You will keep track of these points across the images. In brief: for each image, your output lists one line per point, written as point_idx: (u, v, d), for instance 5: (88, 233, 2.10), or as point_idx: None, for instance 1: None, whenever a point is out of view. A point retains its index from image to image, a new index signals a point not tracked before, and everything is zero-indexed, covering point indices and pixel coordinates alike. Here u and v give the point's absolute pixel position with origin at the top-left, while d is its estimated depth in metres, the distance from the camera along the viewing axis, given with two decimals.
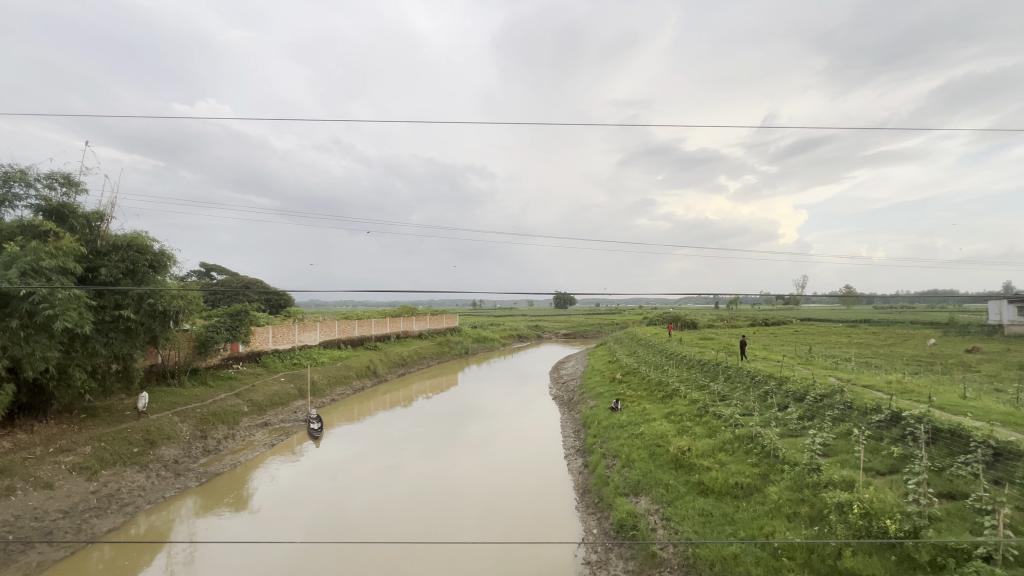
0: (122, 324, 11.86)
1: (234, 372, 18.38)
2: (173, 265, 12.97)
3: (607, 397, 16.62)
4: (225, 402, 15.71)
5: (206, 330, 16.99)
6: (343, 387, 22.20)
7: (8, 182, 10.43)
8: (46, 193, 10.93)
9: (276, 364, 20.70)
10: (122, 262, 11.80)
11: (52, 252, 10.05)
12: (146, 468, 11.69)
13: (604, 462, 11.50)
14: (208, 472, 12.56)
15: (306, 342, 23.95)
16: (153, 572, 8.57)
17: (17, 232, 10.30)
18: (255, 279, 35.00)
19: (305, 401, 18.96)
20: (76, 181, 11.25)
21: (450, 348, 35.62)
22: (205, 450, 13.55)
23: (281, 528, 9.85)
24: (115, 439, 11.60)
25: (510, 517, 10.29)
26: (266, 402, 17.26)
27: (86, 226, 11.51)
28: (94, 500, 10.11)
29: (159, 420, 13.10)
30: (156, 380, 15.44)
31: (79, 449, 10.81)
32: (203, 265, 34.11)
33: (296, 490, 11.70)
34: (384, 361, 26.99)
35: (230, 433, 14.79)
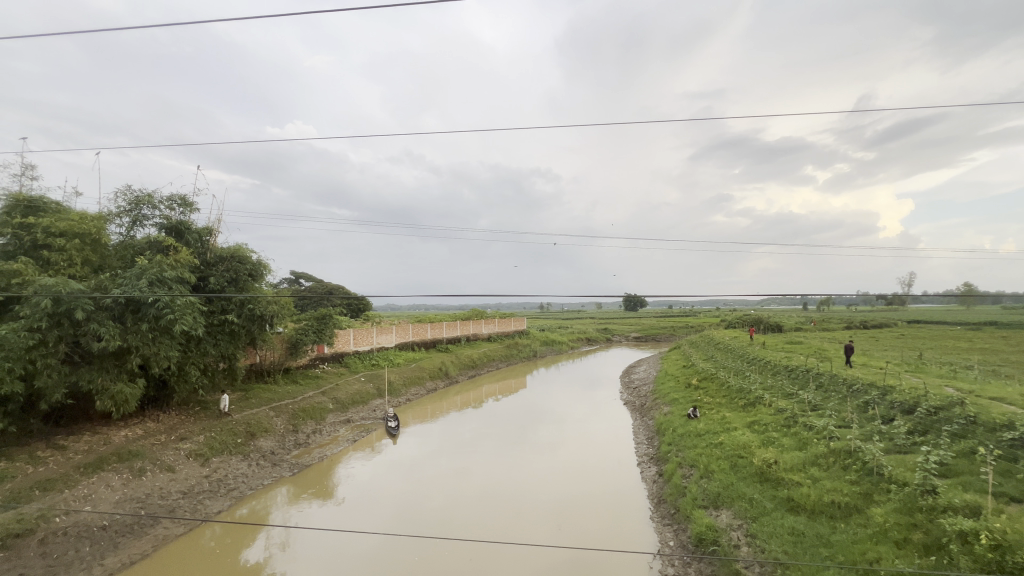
0: (227, 328, 13.28)
1: (320, 372, 19.85)
2: (268, 273, 14.31)
3: (682, 404, 15.85)
4: (313, 399, 17.01)
5: (297, 332, 18.54)
6: (417, 387, 23.17)
7: (139, 205, 12.08)
8: (167, 214, 12.53)
9: (357, 365, 22.08)
10: (226, 271, 13.20)
11: (173, 264, 11.49)
12: (248, 457, 12.96)
13: (680, 472, 10.97)
14: (299, 463, 13.66)
15: (383, 344, 25.33)
16: (254, 551, 9.46)
17: (145, 247, 11.89)
18: (337, 284, 37.58)
19: (383, 400, 20.02)
20: (190, 202, 12.79)
21: (519, 350, 35.91)
22: (297, 443, 14.75)
23: (364, 519, 10.48)
24: (222, 430, 12.99)
25: (582, 521, 10.19)
26: (348, 400, 18.45)
27: (198, 241, 13.03)
28: (207, 484, 11.39)
29: (258, 414, 14.48)
30: (256, 378, 17.10)
31: (194, 438, 12.21)
32: (292, 272, 37.16)
33: (375, 484, 12.41)
34: (455, 363, 27.82)
35: (318, 428, 15.97)
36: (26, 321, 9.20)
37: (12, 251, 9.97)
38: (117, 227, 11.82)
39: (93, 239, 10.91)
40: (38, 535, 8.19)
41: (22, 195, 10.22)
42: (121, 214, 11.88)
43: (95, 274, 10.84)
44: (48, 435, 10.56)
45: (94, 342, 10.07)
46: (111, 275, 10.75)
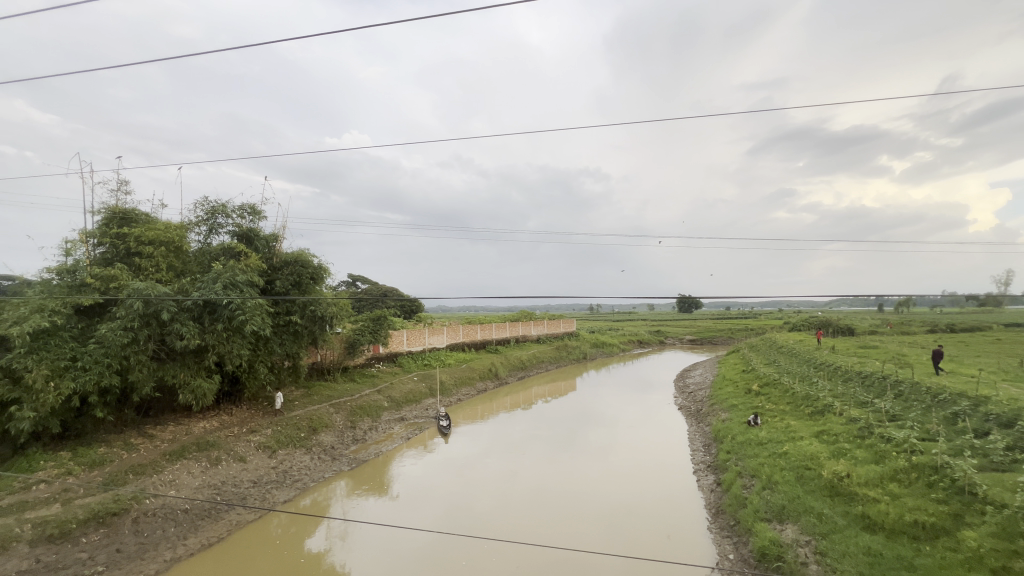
0: (292, 328, 14.11)
1: (375, 371, 20.64)
2: (328, 276, 15.06)
3: (742, 410, 15.09)
4: (369, 397, 17.70)
5: (354, 332, 19.40)
6: (467, 388, 23.55)
7: (214, 214, 13.10)
8: (239, 222, 13.51)
9: (410, 364, 22.76)
10: (291, 275, 14.01)
11: (244, 269, 12.38)
12: (311, 451, 13.68)
13: (740, 482, 10.43)
14: (356, 458, 14.25)
15: (435, 345, 25.96)
16: (316, 540, 9.98)
17: (220, 253, 12.88)
18: (390, 286, 38.95)
19: (435, 399, 20.49)
20: (259, 210, 13.70)
21: (568, 352, 35.60)
22: (355, 439, 15.39)
23: (417, 514, 10.81)
24: (288, 425, 13.82)
25: (634, 529, 9.97)
26: (402, 399, 19.05)
27: (266, 246, 13.95)
28: (275, 474, 12.15)
29: (319, 410, 15.26)
30: (317, 375, 18.04)
31: (263, 431, 13.06)
32: (349, 274, 38.95)
33: (428, 481, 12.74)
34: (504, 364, 28.04)
35: (374, 425, 16.60)
36: (121, 321, 10.24)
37: (110, 258, 11.12)
38: (196, 235, 12.88)
39: (176, 246, 11.96)
40: (131, 515, 9.07)
41: (117, 208, 11.38)
42: (199, 223, 12.94)
43: (177, 278, 11.88)
44: (139, 425, 11.66)
45: (177, 341, 11.03)
46: (191, 279, 11.74)
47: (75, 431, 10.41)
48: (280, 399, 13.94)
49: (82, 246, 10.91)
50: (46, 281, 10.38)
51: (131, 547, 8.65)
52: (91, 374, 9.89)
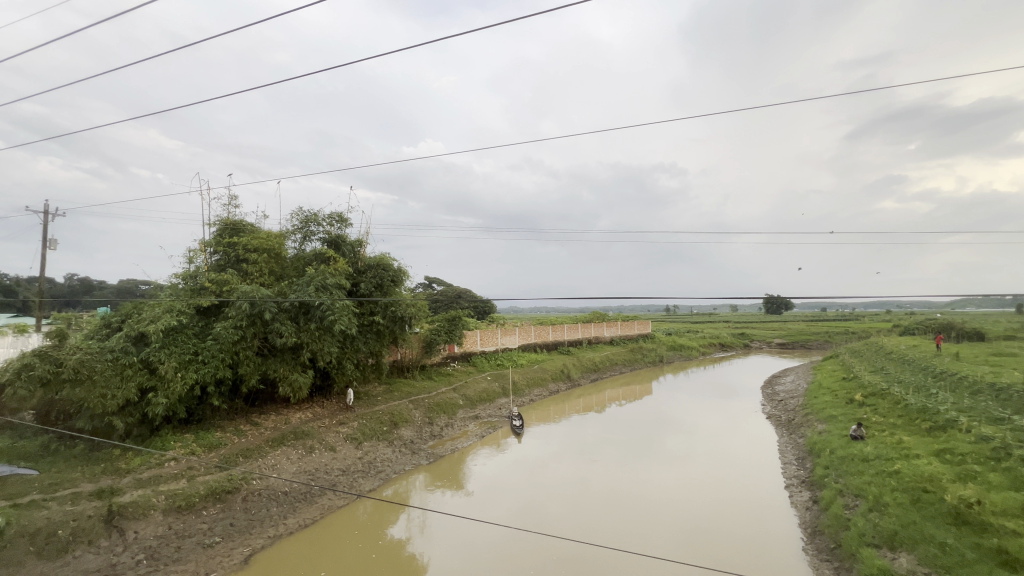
0: (375, 327, 15.00)
1: (451, 370, 21.40)
2: (408, 279, 15.83)
3: (842, 422, 13.69)
4: (445, 395, 18.36)
5: (431, 332, 20.25)
6: (540, 389, 23.59)
7: (308, 223, 14.31)
8: (328, 229, 14.65)
9: (484, 364, 23.30)
10: (373, 278, 14.89)
11: (333, 273, 13.40)
12: (393, 443, 14.47)
13: (840, 502, 9.44)
14: (434, 453, 14.81)
15: (507, 345, 26.38)
16: (398, 529, 10.52)
17: (312, 258, 14.04)
18: (463, 288, 40.11)
19: (508, 399, 20.75)
20: (345, 218, 14.75)
21: (643, 355, 34.38)
22: (432, 434, 16.04)
23: (491, 510, 11.06)
24: (371, 418, 14.71)
25: (715, 541, 9.43)
26: (476, 398, 19.51)
27: (352, 251, 14.98)
28: (361, 464, 12.99)
29: (399, 406, 16.09)
30: (398, 373, 19.07)
31: (350, 423, 14.03)
32: (426, 278, 40.75)
33: (501, 480, 12.96)
34: (577, 365, 27.73)
35: (450, 422, 17.17)
36: (233, 320, 11.54)
37: (222, 264, 12.57)
38: (293, 242, 14.16)
39: (276, 253, 13.24)
40: (241, 493, 10.17)
41: (229, 220, 12.84)
42: (295, 231, 14.22)
43: (277, 281, 13.14)
44: (247, 413, 13.07)
45: (277, 338, 12.21)
46: (288, 282, 12.93)
47: (197, 417, 11.89)
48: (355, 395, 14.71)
49: (202, 255, 12.43)
50: (174, 285, 11.97)
51: (241, 521, 9.70)
52: (209, 367, 11.29)
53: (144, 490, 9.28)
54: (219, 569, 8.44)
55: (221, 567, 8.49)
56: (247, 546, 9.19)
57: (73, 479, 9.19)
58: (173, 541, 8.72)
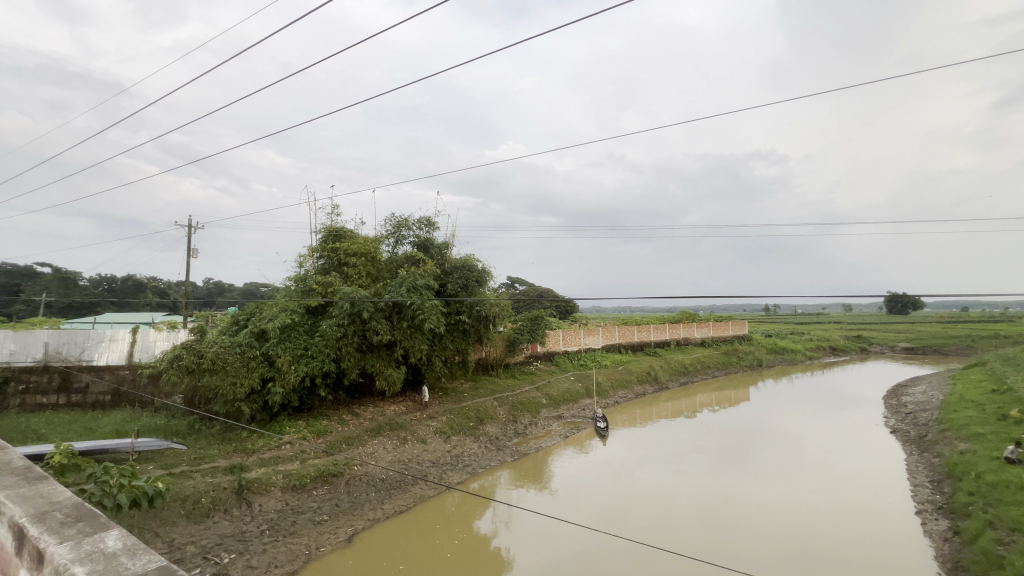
0: (461, 326, 15.55)
1: (534, 369, 21.61)
2: (491, 279, 16.19)
3: (991, 441, 11.65)
4: (529, 394, 18.53)
5: (514, 331, 20.63)
6: (625, 391, 22.93)
7: (400, 227, 15.24)
8: (418, 233, 15.47)
9: (566, 364, 23.24)
10: (459, 278, 15.42)
11: (422, 273, 14.13)
12: (479, 439, 14.91)
13: (990, 535, 8.04)
14: (519, 451, 15.01)
15: (590, 345, 26.14)
16: (484, 522, 10.83)
17: (404, 261, 14.92)
18: (545, 287, 40.29)
19: (592, 400, 20.42)
20: (432, 222, 15.48)
21: (739, 358, 31.98)
22: (516, 432, 16.27)
23: (575, 509, 11.04)
24: (458, 414, 15.30)
25: (826, 567, 8.53)
26: (560, 397, 19.46)
27: (440, 254, 15.70)
28: (449, 458, 13.54)
29: (485, 403, 16.55)
30: (483, 370, 19.70)
31: (439, 417, 14.72)
32: (509, 278, 41.58)
33: (586, 481, 12.80)
34: (664, 367, 26.56)
35: (533, 421, 17.30)
36: (336, 318, 12.66)
37: (327, 268, 13.83)
38: (387, 246, 15.16)
39: (372, 256, 14.27)
40: (344, 477, 11.11)
41: (332, 227, 14.08)
42: (389, 236, 15.22)
43: (373, 282, 14.15)
44: (349, 404, 14.28)
45: (374, 336, 13.17)
46: (383, 284, 13.86)
47: (307, 406, 13.23)
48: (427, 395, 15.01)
49: (310, 259, 13.81)
50: (288, 287, 13.40)
51: (345, 503, 10.58)
52: (317, 361, 12.48)
53: (266, 469, 10.50)
54: (328, 545, 9.22)
55: (329, 542, 9.29)
56: (350, 526, 9.98)
57: (211, 455, 10.66)
58: (290, 516, 9.74)
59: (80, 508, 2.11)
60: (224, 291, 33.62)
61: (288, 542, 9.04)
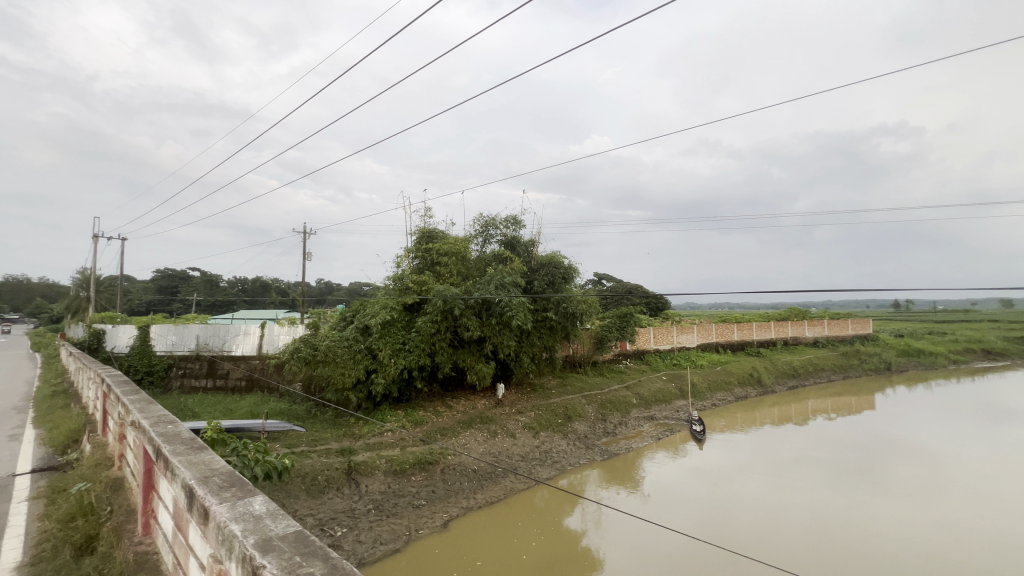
0: (548, 323, 15.59)
1: (623, 367, 21.09)
2: (578, 276, 16.02)
3: None
4: (618, 393, 18.07)
5: (602, 328, 20.26)
6: (724, 393, 21.43)
7: (487, 227, 15.67)
8: (505, 232, 15.79)
9: (658, 363, 22.40)
10: (546, 276, 15.43)
11: (510, 271, 14.42)
12: (567, 436, 14.86)
13: None
14: (608, 450, 14.68)
15: (684, 344, 25.07)
16: (574, 520, 10.79)
17: (492, 259, 15.32)
18: (634, 284, 38.99)
19: (687, 402, 19.38)
20: (518, 220, 15.71)
21: (862, 361, 28.32)
22: (606, 431, 15.95)
23: (668, 513, 10.63)
24: (546, 410, 15.37)
25: None
26: (651, 397, 18.74)
27: (526, 251, 15.89)
28: (538, 453, 13.64)
29: (573, 400, 16.45)
30: (571, 367, 19.66)
31: (527, 413, 14.94)
32: (596, 274, 40.92)
33: (680, 485, 12.21)
34: (769, 369, 24.38)
35: (623, 421, 16.84)
36: (430, 315, 13.36)
37: (421, 267, 14.66)
38: (476, 245, 15.69)
39: (462, 255, 14.84)
40: (440, 466, 11.74)
41: (425, 229, 14.90)
42: (477, 235, 15.72)
43: (463, 280, 14.71)
44: (443, 396, 15.07)
45: (465, 332, 13.72)
46: (472, 282, 14.36)
47: (406, 397, 14.19)
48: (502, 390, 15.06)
49: (406, 260, 14.76)
50: (387, 286, 14.45)
51: (440, 490, 11.16)
52: (413, 355, 13.30)
53: (371, 453, 11.44)
54: (426, 528, 9.79)
55: (427, 526, 9.85)
56: (446, 512, 10.47)
57: (325, 437, 11.86)
58: (392, 498, 10.49)
59: (232, 475, 2.45)
60: (333, 291, 37.26)
61: (391, 522, 9.74)
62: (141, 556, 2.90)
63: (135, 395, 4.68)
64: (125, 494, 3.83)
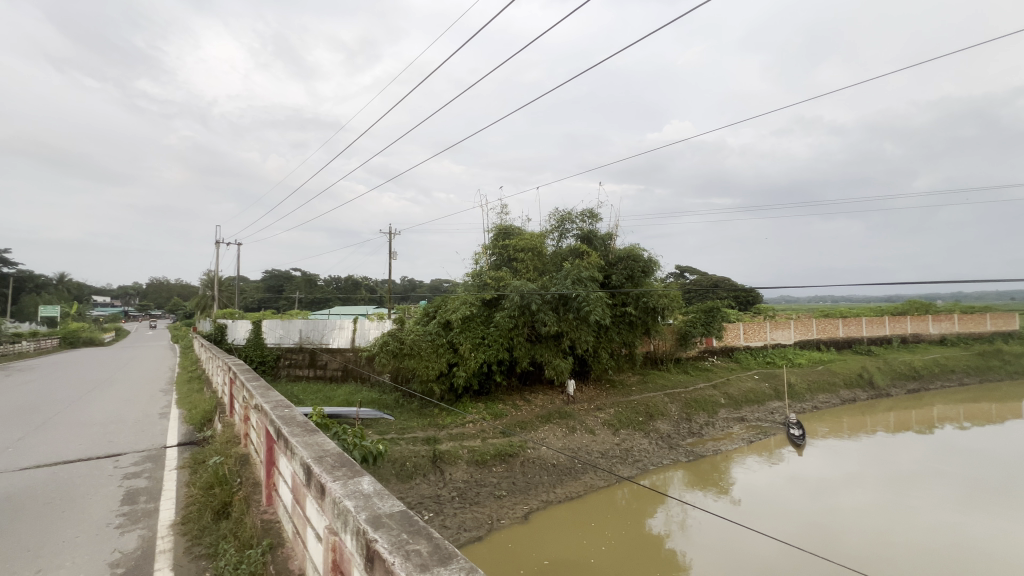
0: (627, 318, 15.19)
1: (709, 365, 19.99)
2: (659, 269, 15.35)
3: None
4: (704, 391, 17.16)
5: (686, 324, 19.36)
6: (827, 395, 19.47)
7: (563, 222, 15.57)
8: (581, 225, 15.59)
9: (749, 361, 20.95)
10: (624, 269, 14.97)
11: (587, 266, 14.19)
12: (649, 435, 14.39)
13: None
14: (694, 452, 13.98)
15: (779, 341, 23.19)
16: (657, 522, 10.39)
17: (568, 254, 15.18)
18: (720, 276, 36.72)
19: (783, 404, 17.89)
20: (595, 214, 15.45)
21: (1005, 362, 24.23)
22: (691, 432, 15.21)
23: (763, 521, 9.88)
24: (627, 408, 15.00)
25: None
26: (742, 397, 17.54)
27: (603, 245, 15.55)
28: (618, 451, 13.37)
29: (655, 398, 15.89)
30: (652, 364, 19.03)
31: (607, 409, 14.69)
32: (677, 267, 39.10)
33: (776, 493, 11.29)
34: (883, 369, 21.75)
35: (710, 421, 15.96)
36: (508, 310, 13.61)
37: (499, 263, 14.96)
38: (552, 240, 15.66)
39: (538, 251, 14.90)
40: (519, 459, 11.94)
41: (501, 226, 15.19)
42: (553, 230, 15.70)
43: (540, 275, 14.76)
44: (521, 390, 15.32)
45: (542, 327, 13.78)
46: (549, 277, 14.35)
47: (486, 390, 14.60)
48: (569, 388, 14.76)
49: (484, 257, 15.15)
50: (466, 282, 14.93)
51: (520, 482, 11.34)
52: (492, 349, 13.64)
53: (454, 443, 11.93)
54: (507, 518, 10.01)
55: (508, 516, 10.07)
56: (526, 505, 10.63)
57: (412, 426, 12.57)
58: (475, 487, 10.86)
59: (341, 456, 2.69)
60: (416, 288, 39.31)
61: (474, 510, 10.08)
62: (266, 524, 3.29)
63: (256, 382, 5.30)
64: (251, 468, 4.37)
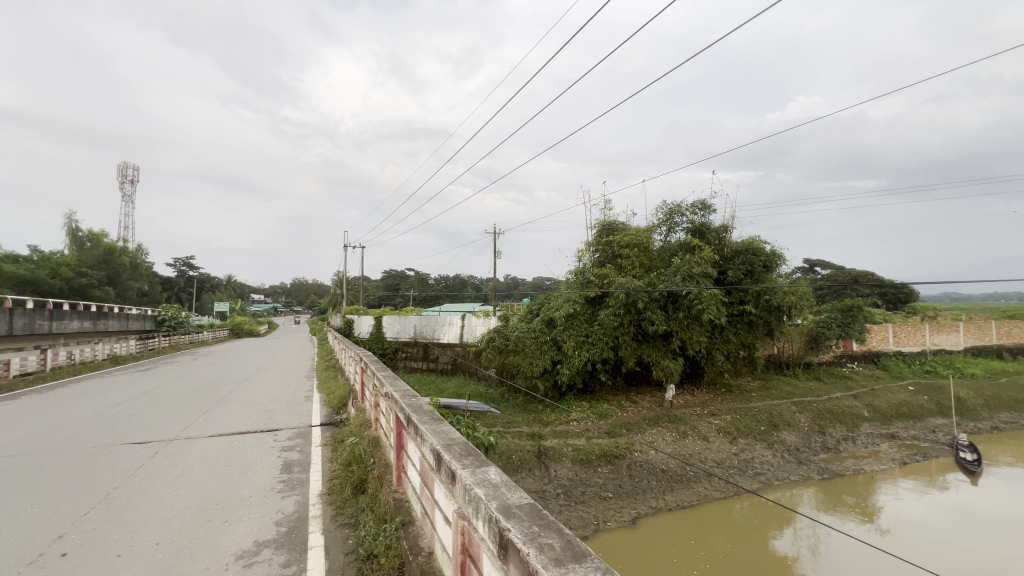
0: (746, 318, 13.92)
1: (848, 372, 17.52)
2: (784, 263, 13.81)
3: None
4: (842, 402, 15.09)
5: (817, 325, 17.36)
6: (1013, 414, 15.92)
7: (672, 215, 14.75)
8: (692, 218, 14.62)
9: (901, 369, 17.98)
10: (742, 265, 13.75)
11: (699, 261, 13.27)
12: (773, 446, 13.03)
13: None
14: (829, 469, 12.38)
15: (943, 346, 19.55)
16: (783, 542, 9.33)
17: (678, 248, 14.33)
18: (861, 271, 31.98)
19: (948, 422, 15.05)
20: (707, 205, 14.38)
21: None
22: (825, 447, 13.45)
23: (922, 557, 8.34)
24: (746, 415, 13.78)
25: None
26: (891, 411, 15.10)
27: (717, 238, 14.42)
28: (736, 461, 12.33)
29: (780, 406, 14.40)
30: (776, 369, 17.25)
31: (722, 416, 13.65)
32: (806, 260, 34.87)
33: (938, 527, 9.50)
34: None
35: (850, 436, 13.99)
36: (613, 309, 13.28)
37: (602, 260, 14.68)
38: (660, 235, 14.91)
39: (644, 246, 14.30)
40: (626, 461, 11.61)
41: (605, 222, 14.88)
42: (661, 224, 14.94)
43: (647, 272, 14.14)
44: (627, 390, 14.90)
45: (650, 326, 13.23)
46: (657, 273, 13.66)
47: (590, 389, 14.45)
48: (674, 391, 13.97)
49: (587, 254, 14.96)
50: (570, 280, 14.86)
51: (627, 486, 11.00)
52: (597, 347, 13.37)
53: (559, 440, 11.98)
54: (613, 521, 9.77)
55: (614, 518, 9.82)
56: (634, 509, 10.27)
57: (518, 421, 12.90)
58: (580, 486, 10.79)
59: (466, 446, 2.83)
60: (518, 285, 40.21)
61: (579, 509, 10.00)
62: (397, 502, 3.60)
63: (384, 372, 5.83)
64: (382, 450, 4.82)
